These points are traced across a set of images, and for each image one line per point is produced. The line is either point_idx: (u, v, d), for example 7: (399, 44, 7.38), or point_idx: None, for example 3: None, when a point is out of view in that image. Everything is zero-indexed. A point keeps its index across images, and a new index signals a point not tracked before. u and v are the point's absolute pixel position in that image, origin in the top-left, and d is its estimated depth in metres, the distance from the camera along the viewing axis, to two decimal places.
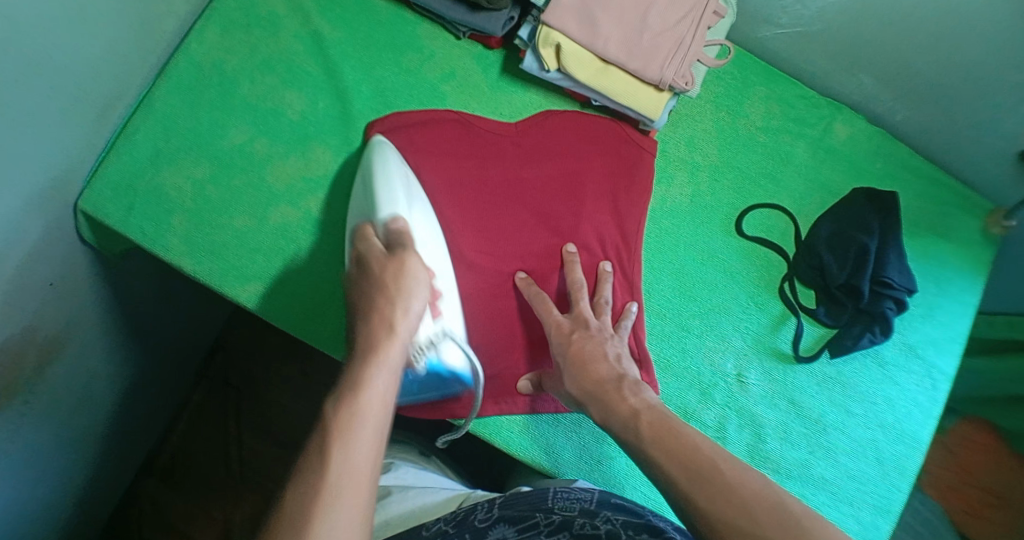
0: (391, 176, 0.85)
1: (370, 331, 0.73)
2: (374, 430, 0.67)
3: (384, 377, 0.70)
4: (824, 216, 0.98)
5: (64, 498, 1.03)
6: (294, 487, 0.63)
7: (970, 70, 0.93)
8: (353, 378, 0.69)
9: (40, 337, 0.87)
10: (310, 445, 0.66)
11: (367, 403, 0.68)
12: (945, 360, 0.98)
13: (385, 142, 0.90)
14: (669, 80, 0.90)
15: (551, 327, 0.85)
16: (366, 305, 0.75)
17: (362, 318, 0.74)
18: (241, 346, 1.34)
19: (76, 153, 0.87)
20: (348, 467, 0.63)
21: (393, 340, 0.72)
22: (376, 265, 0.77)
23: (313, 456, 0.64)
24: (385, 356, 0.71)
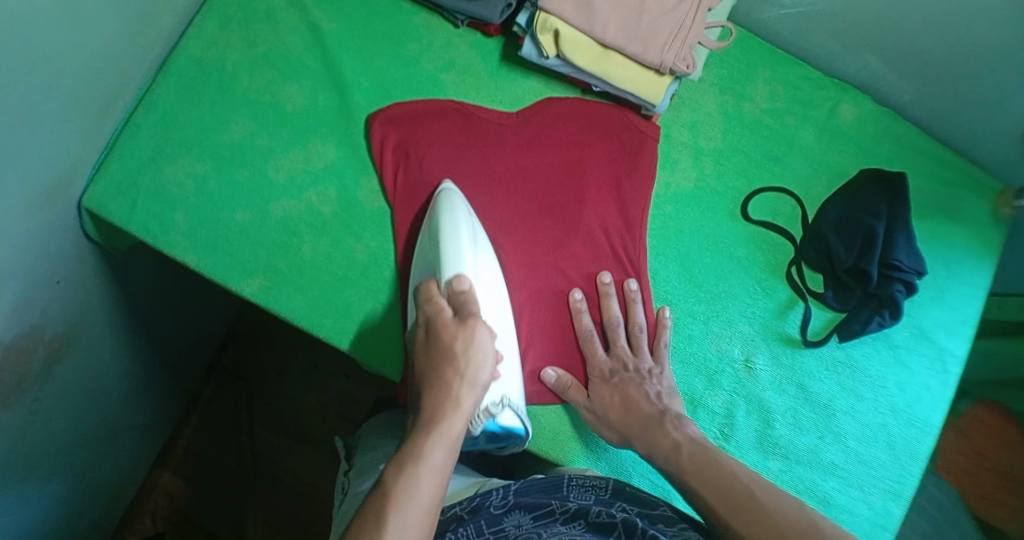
0: (458, 222, 0.85)
1: (434, 403, 0.75)
2: (427, 498, 0.68)
3: (443, 452, 0.72)
4: (831, 199, 0.97)
5: (79, 493, 1.04)
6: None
7: (978, 48, 0.91)
8: (413, 450, 0.72)
9: (48, 334, 0.87)
10: (367, 508, 0.68)
11: (426, 476, 0.70)
12: (956, 343, 0.96)
13: (453, 188, 0.89)
14: (670, 63, 0.90)
15: (592, 371, 0.90)
16: (432, 373, 0.77)
17: (429, 386, 0.76)
18: (250, 341, 1.36)
19: (79, 152, 0.87)
20: (401, 537, 0.65)
21: (456, 418, 0.74)
22: (444, 329, 0.79)
23: (370, 520, 0.66)
24: (444, 432, 0.73)
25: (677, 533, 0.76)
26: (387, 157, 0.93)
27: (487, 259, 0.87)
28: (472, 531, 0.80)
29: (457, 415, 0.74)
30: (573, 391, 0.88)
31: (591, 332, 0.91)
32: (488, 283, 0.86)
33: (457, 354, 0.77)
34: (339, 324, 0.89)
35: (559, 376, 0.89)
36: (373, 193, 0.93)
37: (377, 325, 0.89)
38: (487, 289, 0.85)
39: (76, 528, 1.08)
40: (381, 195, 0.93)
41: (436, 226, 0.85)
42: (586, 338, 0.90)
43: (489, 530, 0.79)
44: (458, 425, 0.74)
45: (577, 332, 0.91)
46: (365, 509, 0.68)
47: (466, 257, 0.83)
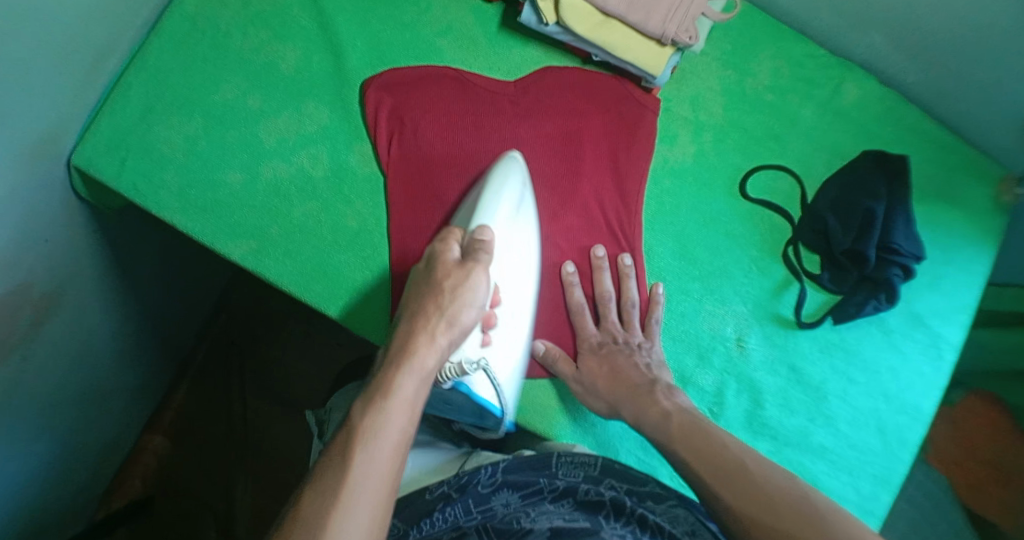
0: (505, 185, 0.84)
1: (409, 334, 0.71)
2: (391, 437, 0.64)
3: (414, 385, 0.68)
4: (831, 180, 0.95)
5: (67, 455, 1.04)
6: (312, 489, 0.62)
7: (987, 31, 0.90)
8: (384, 382, 0.68)
9: (37, 292, 0.86)
10: (335, 443, 0.65)
11: (396, 413, 0.66)
12: (951, 329, 0.95)
13: (516, 158, 0.88)
14: (672, 34, 0.88)
15: (582, 343, 0.89)
16: (414, 305, 0.73)
17: (409, 317, 0.72)
18: (243, 308, 1.34)
19: (69, 107, 0.86)
20: (367, 477, 0.62)
21: (431, 353, 0.70)
22: (435, 265, 0.75)
23: (334, 458, 0.63)
24: (417, 364, 0.69)
25: (665, 511, 0.76)
26: (381, 122, 0.91)
27: (527, 219, 0.86)
28: (460, 509, 0.80)
29: (430, 347, 0.70)
30: (561, 364, 0.88)
31: (581, 306, 0.90)
32: (520, 243, 0.85)
33: (443, 286, 0.73)
34: (328, 291, 0.88)
35: (548, 349, 0.88)
36: (366, 158, 0.91)
37: (365, 292, 0.88)
38: (518, 248, 0.84)
39: (64, 487, 1.07)
40: (374, 161, 0.92)
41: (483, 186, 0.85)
42: (575, 313, 0.90)
43: (477, 508, 0.80)
44: (433, 357, 0.70)
45: (569, 306, 0.90)
46: (332, 445, 0.65)
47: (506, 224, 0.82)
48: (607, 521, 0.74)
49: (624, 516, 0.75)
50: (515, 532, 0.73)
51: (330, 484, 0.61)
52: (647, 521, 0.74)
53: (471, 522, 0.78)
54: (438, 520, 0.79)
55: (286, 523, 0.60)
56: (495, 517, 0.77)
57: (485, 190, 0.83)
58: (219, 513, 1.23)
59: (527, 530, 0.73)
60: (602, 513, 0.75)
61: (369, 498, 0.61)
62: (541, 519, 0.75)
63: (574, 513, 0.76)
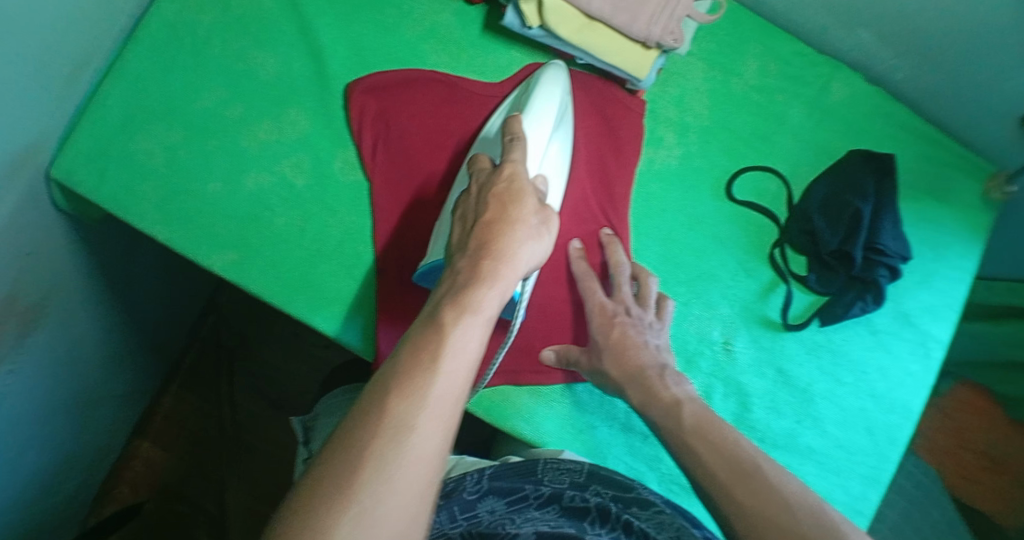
0: (548, 98, 0.83)
1: (492, 246, 0.67)
2: (474, 352, 0.61)
3: (492, 302, 0.64)
4: (819, 179, 0.95)
5: (54, 465, 1.03)
6: (396, 389, 0.56)
7: (975, 28, 0.89)
8: (462, 294, 0.63)
9: (21, 306, 0.84)
10: (418, 341, 0.60)
11: (473, 327, 0.62)
12: (940, 328, 0.95)
13: (557, 70, 0.87)
14: (657, 37, 0.87)
15: (591, 307, 0.86)
16: (497, 217, 0.69)
17: (491, 229, 0.68)
18: (231, 309, 1.33)
19: (46, 118, 0.84)
20: (446, 385, 0.58)
21: (510, 272, 0.66)
22: (517, 183, 0.72)
23: (417, 361, 0.58)
24: (495, 282, 0.65)
25: (651, 516, 0.74)
26: (365, 129, 0.90)
27: (559, 143, 0.85)
28: (445, 516, 0.79)
29: (513, 264, 0.67)
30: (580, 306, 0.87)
31: (590, 273, 0.88)
32: (552, 155, 0.83)
33: (528, 209, 0.70)
34: (313, 300, 0.87)
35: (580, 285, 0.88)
36: (349, 165, 0.90)
37: (351, 300, 0.88)
38: (551, 158, 0.83)
39: (56, 494, 1.06)
40: (358, 168, 0.90)
41: (532, 90, 0.84)
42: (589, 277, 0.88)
43: (463, 515, 0.79)
44: (514, 276, 0.67)
45: (579, 272, 0.88)
46: (413, 342, 0.60)
47: (545, 133, 0.81)
48: (592, 528, 0.74)
49: (609, 522, 0.75)
50: (501, 537, 0.73)
51: (418, 384, 0.57)
52: (632, 526, 0.73)
53: (456, 528, 0.77)
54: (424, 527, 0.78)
55: (369, 422, 0.55)
56: (480, 524, 0.76)
57: (531, 101, 0.82)
58: (211, 516, 1.23)
59: (512, 535, 0.73)
60: (587, 520, 0.76)
61: (452, 403, 0.58)
62: (527, 524, 0.75)
63: (559, 519, 0.76)
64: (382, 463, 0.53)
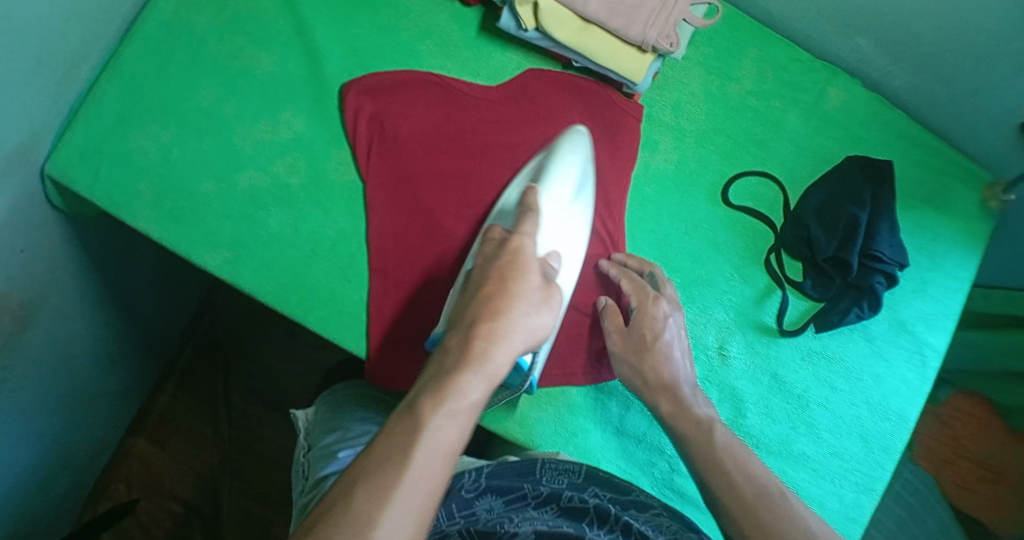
0: (569, 167, 0.84)
1: (484, 325, 0.67)
2: (453, 440, 0.60)
3: (479, 386, 0.64)
4: (815, 186, 0.94)
5: (47, 463, 1.02)
6: (371, 471, 0.57)
7: (974, 36, 0.88)
8: (449, 375, 0.64)
9: (14, 303, 0.84)
10: (399, 426, 0.60)
11: (456, 414, 0.61)
12: (936, 336, 0.95)
13: (580, 137, 0.87)
14: (653, 41, 0.87)
15: (636, 314, 0.86)
16: (494, 301, 0.69)
17: (484, 314, 0.68)
18: (227, 309, 1.33)
19: (42, 116, 0.84)
20: (421, 474, 0.57)
21: (501, 355, 0.66)
22: (519, 264, 0.73)
23: (397, 443, 0.59)
24: (482, 365, 0.65)
25: (650, 518, 0.76)
26: (361, 129, 0.90)
27: (581, 210, 0.86)
28: (443, 514, 0.79)
29: (505, 349, 0.67)
30: (613, 318, 0.87)
31: (634, 281, 0.88)
32: (574, 226, 0.85)
33: (527, 294, 0.71)
34: (306, 300, 0.87)
35: (606, 302, 0.88)
36: (344, 166, 0.90)
37: (344, 301, 0.87)
38: (572, 230, 0.85)
39: (48, 493, 1.06)
40: (352, 169, 0.90)
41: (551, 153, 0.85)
42: (637, 280, 0.88)
43: (461, 513, 0.78)
44: (504, 363, 0.66)
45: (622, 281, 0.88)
46: (395, 425, 0.60)
47: (561, 208, 0.83)
48: (591, 528, 0.73)
49: (607, 524, 0.74)
50: (500, 534, 0.72)
51: (392, 470, 0.57)
52: (631, 528, 0.73)
53: (454, 525, 0.76)
54: None
55: (342, 503, 0.55)
56: (478, 521, 0.76)
57: (550, 168, 0.84)
58: (206, 516, 1.23)
59: (511, 533, 0.72)
60: (585, 520, 0.75)
61: (426, 494, 0.57)
62: (525, 523, 0.74)
63: (558, 519, 0.75)
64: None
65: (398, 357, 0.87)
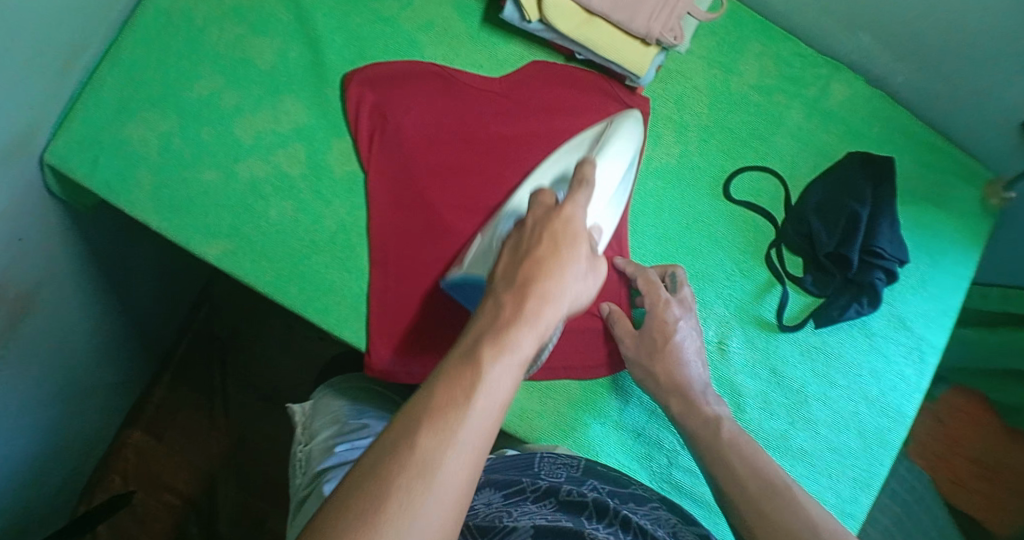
0: (623, 151, 0.84)
1: (536, 283, 0.63)
2: (508, 392, 0.56)
3: (531, 341, 0.59)
4: (816, 182, 0.94)
5: (44, 452, 1.02)
6: (427, 417, 0.53)
7: (977, 32, 0.88)
8: (501, 328, 0.59)
9: (12, 292, 0.83)
10: (454, 374, 0.56)
11: (511, 368, 0.57)
12: (934, 333, 0.95)
13: (635, 122, 0.86)
14: (657, 34, 0.87)
15: (653, 318, 0.86)
16: (548, 254, 0.65)
17: (536, 271, 0.63)
18: (225, 300, 1.32)
19: (41, 104, 0.83)
20: (475, 429, 0.53)
21: (552, 314, 0.62)
22: (575, 223, 0.68)
23: (454, 389, 0.55)
24: (535, 321, 0.60)
25: (648, 513, 0.76)
26: (363, 120, 0.89)
27: (617, 197, 0.85)
28: None
29: (557, 304, 0.63)
30: (621, 324, 0.87)
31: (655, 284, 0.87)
32: (613, 202, 0.84)
33: (581, 252, 0.67)
34: (306, 292, 0.86)
35: (610, 307, 0.88)
36: (345, 156, 0.90)
37: (345, 293, 0.87)
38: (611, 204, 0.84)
39: (45, 482, 1.05)
40: (353, 160, 0.90)
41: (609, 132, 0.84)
42: (650, 280, 0.87)
43: None
44: (553, 320, 0.62)
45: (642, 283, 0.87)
46: (447, 375, 0.56)
47: (613, 182, 0.82)
48: (589, 522, 0.72)
49: (607, 518, 0.73)
50: (498, 529, 0.70)
51: (449, 419, 0.53)
52: (630, 523, 0.72)
53: None
54: None
55: (398, 449, 0.51)
56: (477, 515, 0.75)
57: (607, 143, 0.83)
58: (201, 507, 1.22)
59: (510, 527, 0.71)
60: (584, 515, 0.73)
61: (479, 449, 0.53)
62: (524, 517, 0.72)
63: (556, 513, 0.73)
64: (406, 495, 0.49)
65: (397, 348, 0.87)
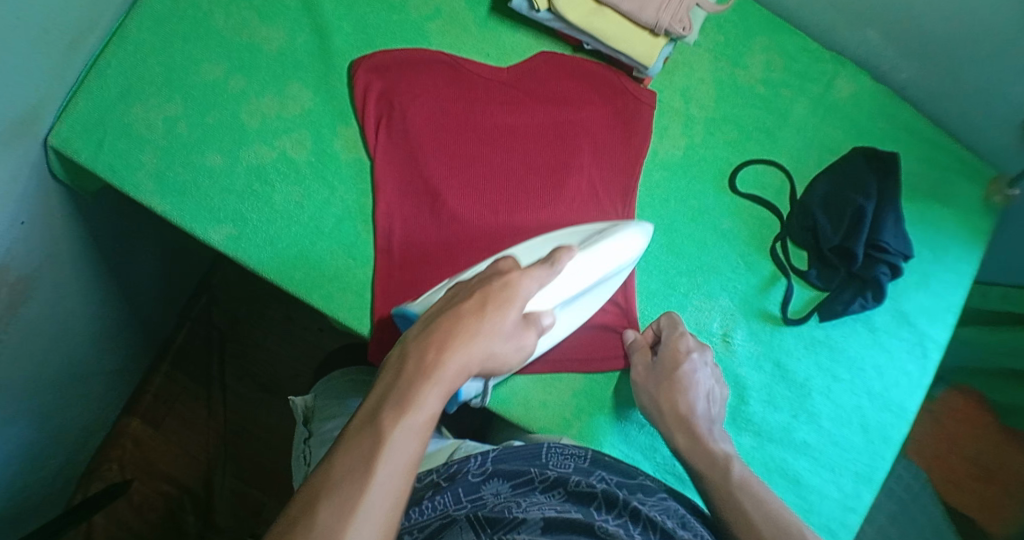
0: (622, 248, 0.83)
1: (444, 343, 0.65)
2: (409, 457, 0.60)
3: (434, 400, 0.63)
4: (821, 175, 0.94)
5: (43, 440, 1.01)
6: (326, 493, 0.58)
7: (980, 29, 0.89)
8: (405, 393, 0.63)
9: (15, 274, 0.83)
10: (356, 445, 0.60)
11: (410, 431, 0.61)
12: (937, 328, 0.95)
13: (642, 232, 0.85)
14: (666, 24, 0.87)
15: (667, 356, 0.86)
16: (467, 314, 0.67)
17: (449, 328, 0.66)
18: (224, 290, 1.31)
19: (47, 85, 0.83)
20: (377, 495, 0.58)
21: (456, 370, 0.65)
22: (511, 289, 0.70)
23: (354, 463, 0.59)
24: (437, 379, 0.64)
25: (657, 503, 0.77)
26: (370, 106, 0.89)
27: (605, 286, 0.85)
28: (449, 498, 0.77)
29: (464, 360, 0.65)
30: (641, 352, 0.88)
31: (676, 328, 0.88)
32: (596, 291, 0.85)
33: (504, 315, 0.68)
34: (310, 278, 0.86)
35: (635, 335, 0.89)
36: (351, 144, 0.90)
37: (349, 280, 0.87)
38: (590, 294, 0.84)
39: (43, 470, 1.05)
40: (359, 147, 0.90)
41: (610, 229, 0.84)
42: (672, 323, 0.89)
43: (467, 497, 0.77)
44: (468, 370, 0.66)
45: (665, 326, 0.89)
46: (349, 444, 0.60)
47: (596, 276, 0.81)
48: (599, 514, 0.73)
49: (616, 509, 0.73)
50: (507, 521, 0.70)
51: (349, 492, 0.57)
52: (639, 514, 0.73)
53: (460, 510, 0.75)
54: (427, 509, 0.76)
55: (298, 529, 0.56)
56: (485, 506, 0.74)
57: (602, 236, 0.82)
58: (199, 498, 1.22)
59: (520, 519, 0.70)
60: (593, 505, 0.74)
61: (382, 515, 0.58)
62: (533, 509, 0.72)
63: (565, 504, 0.74)
64: None
65: (401, 336, 0.86)
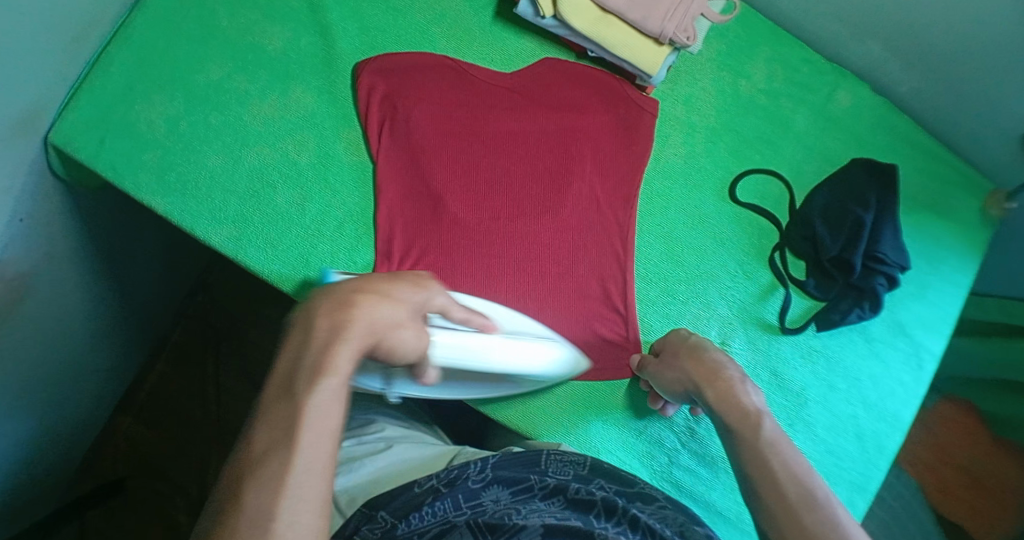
0: (534, 358, 0.83)
1: (346, 307, 0.62)
2: (334, 417, 0.57)
3: (347, 359, 0.59)
4: (821, 187, 0.95)
5: (39, 436, 1.01)
6: (252, 473, 0.53)
7: (979, 43, 0.90)
8: (317, 353, 0.59)
9: (16, 271, 0.82)
10: (272, 418, 0.56)
11: (329, 390, 0.57)
12: (932, 339, 0.96)
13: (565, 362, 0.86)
14: (671, 33, 0.88)
15: (669, 350, 0.85)
16: (368, 287, 0.65)
17: (350, 296, 0.63)
18: (220, 289, 1.31)
19: (49, 83, 0.83)
20: (306, 460, 0.54)
21: (365, 334, 0.62)
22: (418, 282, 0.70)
23: (276, 435, 0.55)
24: (346, 339, 0.60)
25: (656, 511, 0.76)
26: (374, 109, 0.89)
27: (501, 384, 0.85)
28: (449, 504, 0.76)
29: (371, 325, 0.62)
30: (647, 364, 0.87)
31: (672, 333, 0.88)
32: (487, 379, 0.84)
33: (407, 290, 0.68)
34: (311, 279, 0.86)
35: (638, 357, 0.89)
36: (354, 146, 0.90)
37: None
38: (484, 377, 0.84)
39: (37, 467, 1.04)
40: (363, 150, 0.90)
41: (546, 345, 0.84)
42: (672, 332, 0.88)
43: (467, 504, 0.76)
44: (379, 330, 0.63)
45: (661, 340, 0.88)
46: (267, 418, 0.56)
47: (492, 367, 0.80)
48: (598, 521, 0.73)
49: (615, 516, 0.74)
50: (508, 527, 0.71)
51: (275, 464, 0.53)
52: (639, 522, 0.73)
53: (461, 517, 0.74)
54: (427, 514, 0.75)
55: (228, 514, 0.51)
56: (485, 512, 0.75)
57: (535, 343, 0.83)
58: (192, 498, 1.20)
59: (521, 526, 0.71)
60: (593, 513, 0.74)
61: (317, 480, 0.54)
62: (533, 516, 0.73)
63: (564, 512, 0.74)
64: None
65: None
